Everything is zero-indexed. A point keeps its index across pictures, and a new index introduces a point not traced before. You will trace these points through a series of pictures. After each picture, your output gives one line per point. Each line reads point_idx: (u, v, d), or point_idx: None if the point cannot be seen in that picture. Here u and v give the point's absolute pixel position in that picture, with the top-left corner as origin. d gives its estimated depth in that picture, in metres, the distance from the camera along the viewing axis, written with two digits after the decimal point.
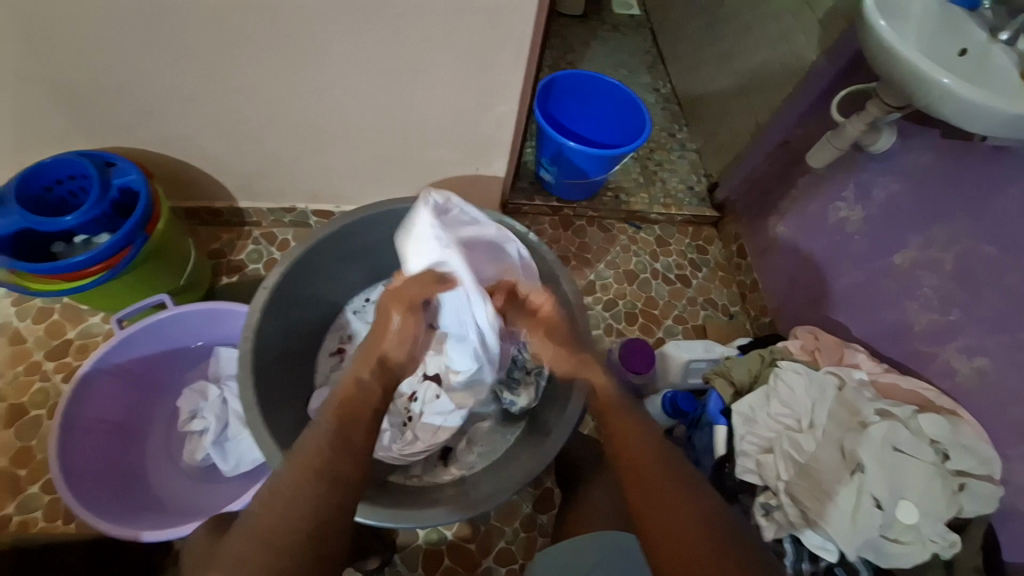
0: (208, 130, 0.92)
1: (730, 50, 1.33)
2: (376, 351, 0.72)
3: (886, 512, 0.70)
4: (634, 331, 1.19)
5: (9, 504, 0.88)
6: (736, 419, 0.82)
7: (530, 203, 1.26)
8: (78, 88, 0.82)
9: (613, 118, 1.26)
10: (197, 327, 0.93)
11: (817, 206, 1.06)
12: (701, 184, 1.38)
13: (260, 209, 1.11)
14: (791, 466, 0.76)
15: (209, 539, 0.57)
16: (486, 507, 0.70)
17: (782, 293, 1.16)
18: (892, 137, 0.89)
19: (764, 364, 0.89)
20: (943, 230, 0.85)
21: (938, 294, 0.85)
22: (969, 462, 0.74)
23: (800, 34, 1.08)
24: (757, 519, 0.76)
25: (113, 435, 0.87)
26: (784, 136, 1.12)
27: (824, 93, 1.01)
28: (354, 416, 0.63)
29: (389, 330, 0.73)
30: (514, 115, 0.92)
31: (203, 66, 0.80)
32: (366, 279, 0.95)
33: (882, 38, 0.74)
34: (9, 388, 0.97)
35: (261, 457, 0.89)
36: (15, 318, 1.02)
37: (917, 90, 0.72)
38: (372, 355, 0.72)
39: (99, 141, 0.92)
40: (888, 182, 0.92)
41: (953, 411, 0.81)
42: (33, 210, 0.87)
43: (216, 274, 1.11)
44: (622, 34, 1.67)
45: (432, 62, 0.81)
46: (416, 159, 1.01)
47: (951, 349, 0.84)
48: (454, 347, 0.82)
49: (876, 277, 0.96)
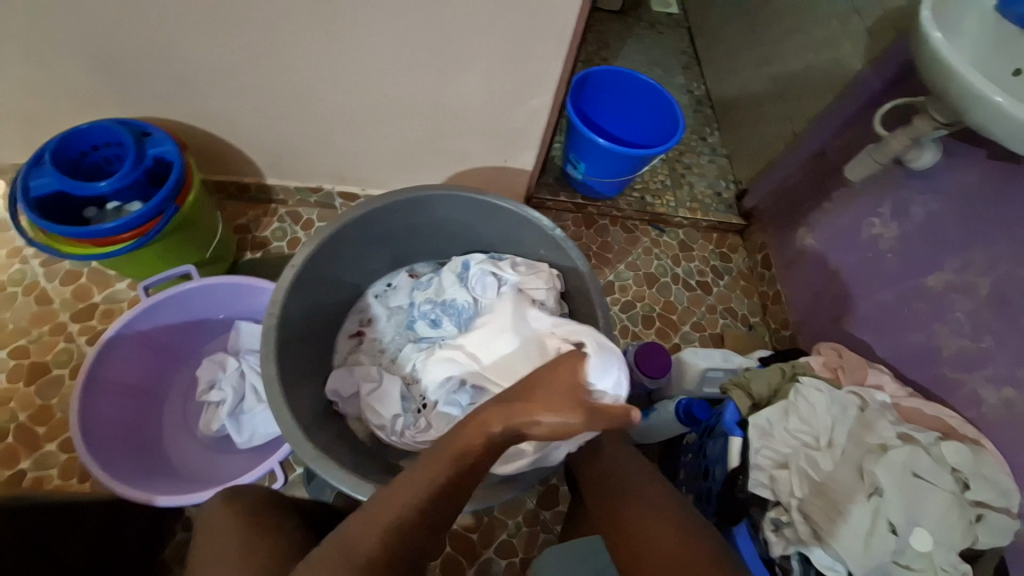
0: (240, 105, 0.92)
1: (770, 55, 1.30)
2: (521, 418, 0.57)
3: (901, 538, 0.69)
4: (650, 335, 1.18)
5: (25, 460, 0.90)
6: (753, 432, 0.79)
7: (554, 199, 1.26)
8: (117, 55, 0.82)
9: (646, 117, 1.24)
10: (220, 300, 0.94)
11: (850, 221, 1.03)
12: (729, 190, 1.36)
13: (287, 187, 1.12)
14: (805, 483, 0.74)
15: (223, 510, 0.58)
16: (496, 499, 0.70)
17: (805, 307, 1.14)
18: (936, 153, 0.86)
19: (784, 378, 0.87)
20: (982, 255, 0.82)
21: (970, 320, 0.83)
22: (988, 494, 0.73)
23: (846, 42, 1.04)
24: (767, 534, 0.75)
25: (133, 400, 0.89)
26: (821, 147, 1.09)
27: (866, 105, 0.98)
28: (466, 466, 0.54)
29: (542, 414, 0.57)
30: (547, 108, 0.91)
31: (240, 41, 0.80)
32: (388, 264, 0.95)
33: (936, 51, 0.71)
34: (35, 346, 0.99)
35: (276, 431, 0.90)
36: (44, 278, 1.05)
37: (968, 107, 0.70)
38: (516, 420, 0.57)
39: (134, 109, 0.93)
40: (927, 201, 0.89)
41: (976, 441, 0.79)
42: (69, 172, 0.88)
43: (241, 249, 1.12)
44: (659, 32, 1.64)
45: (470, 50, 0.80)
46: (445, 147, 1.00)
47: (980, 378, 0.82)
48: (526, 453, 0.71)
49: (906, 298, 0.93)
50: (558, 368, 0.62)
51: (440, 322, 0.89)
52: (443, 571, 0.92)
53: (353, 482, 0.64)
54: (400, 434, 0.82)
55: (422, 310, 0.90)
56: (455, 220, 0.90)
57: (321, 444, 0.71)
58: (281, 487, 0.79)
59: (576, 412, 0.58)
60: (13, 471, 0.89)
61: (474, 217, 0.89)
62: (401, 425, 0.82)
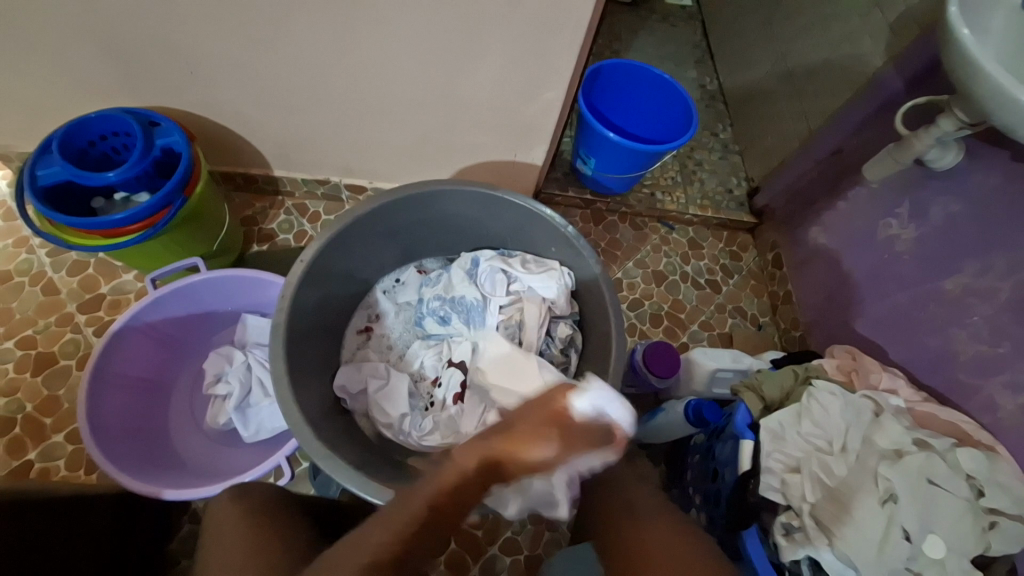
0: (248, 95, 0.91)
1: (786, 50, 1.27)
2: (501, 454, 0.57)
3: (914, 544, 0.68)
4: (658, 333, 1.17)
5: (33, 450, 0.90)
6: (764, 435, 0.78)
7: (562, 194, 1.24)
8: (127, 45, 0.81)
9: (659, 113, 1.22)
10: (227, 293, 0.93)
11: (866, 221, 1.02)
12: (741, 188, 1.34)
13: (294, 179, 1.11)
14: (818, 488, 0.73)
15: (230, 508, 0.58)
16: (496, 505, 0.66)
17: (817, 308, 1.13)
18: (958, 154, 0.84)
19: (797, 381, 0.86)
20: (1002, 259, 0.80)
21: (988, 324, 0.81)
22: (1003, 501, 0.71)
23: (866, 37, 1.02)
24: (777, 539, 0.74)
25: (141, 393, 0.89)
26: (837, 146, 1.08)
27: (886, 103, 0.96)
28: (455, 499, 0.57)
29: (535, 450, 0.57)
30: (560, 102, 0.89)
31: (249, 32, 0.79)
32: (397, 259, 0.94)
33: (965, 50, 0.69)
34: (41, 337, 0.99)
35: (282, 425, 0.90)
36: (50, 268, 1.04)
37: (996, 107, 0.67)
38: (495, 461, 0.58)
39: (141, 98, 0.92)
40: (946, 203, 0.88)
41: (990, 447, 0.78)
42: (76, 162, 0.87)
43: (248, 241, 1.12)
44: (671, 25, 1.61)
45: (484, 43, 0.78)
46: (456, 140, 0.99)
47: (996, 384, 0.80)
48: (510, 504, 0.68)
49: (921, 301, 0.91)
50: (527, 423, 0.59)
51: (448, 319, 0.89)
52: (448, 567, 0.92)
53: (363, 482, 0.63)
54: (404, 432, 0.82)
55: (431, 307, 0.89)
56: (464, 215, 0.89)
57: (330, 439, 0.71)
58: (287, 482, 0.78)
59: (563, 456, 0.58)
60: (19, 462, 0.89)
61: (483, 212, 0.87)
62: (406, 421, 0.82)
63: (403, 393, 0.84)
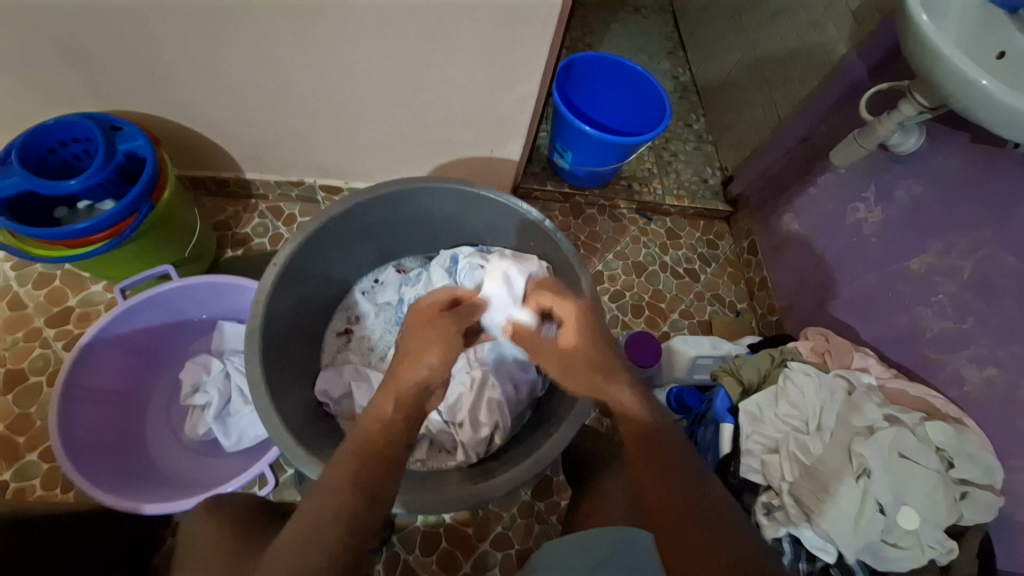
0: (214, 96, 0.89)
1: (753, 39, 1.30)
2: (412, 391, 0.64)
3: (888, 517, 0.70)
4: (640, 324, 1.18)
5: (5, 471, 0.88)
6: (744, 418, 0.81)
7: (541, 188, 1.24)
8: (84, 47, 0.78)
9: (634, 105, 1.23)
10: (201, 301, 0.92)
11: (835, 206, 1.04)
12: (715, 177, 1.36)
13: (267, 181, 1.09)
14: (796, 467, 0.76)
15: (207, 522, 0.57)
16: (471, 503, 0.66)
17: (791, 292, 1.15)
18: (920, 138, 0.86)
19: (773, 364, 0.88)
20: (964, 237, 0.83)
21: (953, 301, 0.84)
22: (973, 471, 0.74)
23: (830, 25, 1.04)
24: (758, 518, 0.76)
25: (116, 406, 0.87)
26: (806, 132, 1.10)
27: (851, 90, 0.99)
28: (364, 474, 0.54)
29: (418, 365, 0.66)
30: (534, 96, 0.89)
31: (213, 29, 0.77)
32: (375, 259, 0.94)
33: (922, 35, 0.70)
34: (8, 353, 0.95)
35: (263, 433, 0.88)
36: (16, 282, 1.01)
37: (954, 89, 0.69)
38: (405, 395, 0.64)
39: (99, 101, 0.88)
40: (911, 185, 0.90)
41: (959, 420, 0.81)
42: (36, 171, 0.84)
43: (221, 247, 1.09)
44: (642, 17, 1.62)
45: (454, 37, 0.78)
46: (431, 138, 0.99)
47: (962, 358, 0.83)
48: (475, 414, 0.82)
49: (889, 282, 0.94)
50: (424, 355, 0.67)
51: None
52: (439, 566, 0.92)
53: None
54: (446, 430, 0.84)
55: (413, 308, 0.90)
56: (442, 213, 0.88)
57: (314, 445, 0.70)
58: (271, 490, 0.78)
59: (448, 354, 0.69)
60: None
61: (461, 209, 0.87)
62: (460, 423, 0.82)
63: (469, 400, 0.82)
